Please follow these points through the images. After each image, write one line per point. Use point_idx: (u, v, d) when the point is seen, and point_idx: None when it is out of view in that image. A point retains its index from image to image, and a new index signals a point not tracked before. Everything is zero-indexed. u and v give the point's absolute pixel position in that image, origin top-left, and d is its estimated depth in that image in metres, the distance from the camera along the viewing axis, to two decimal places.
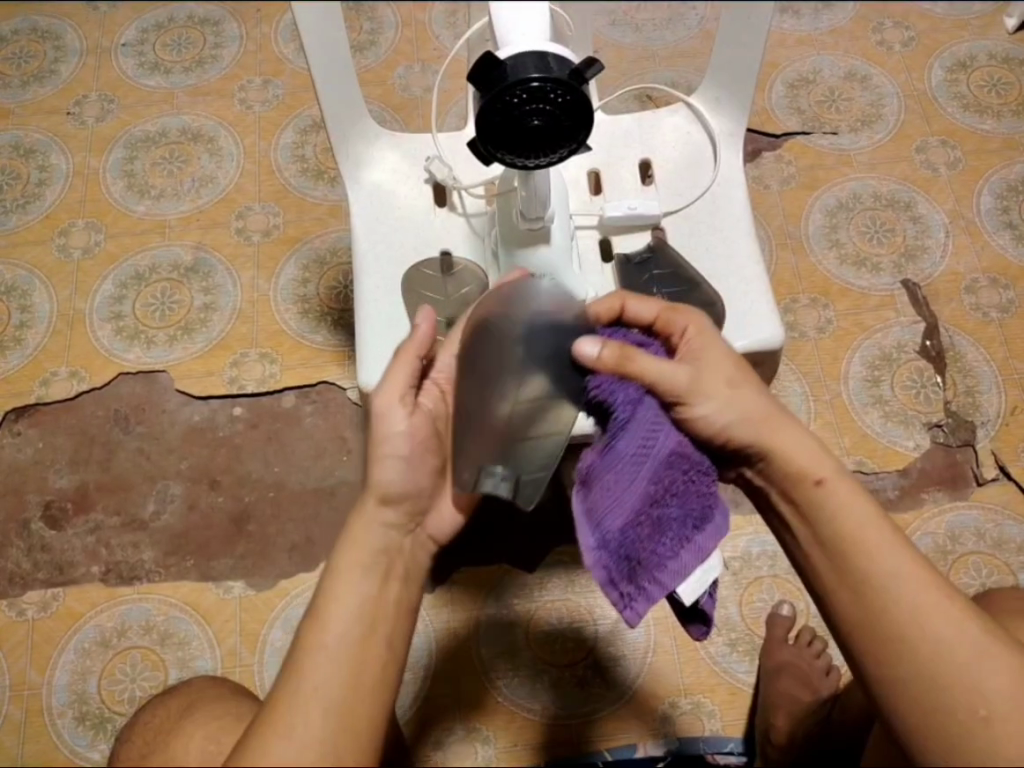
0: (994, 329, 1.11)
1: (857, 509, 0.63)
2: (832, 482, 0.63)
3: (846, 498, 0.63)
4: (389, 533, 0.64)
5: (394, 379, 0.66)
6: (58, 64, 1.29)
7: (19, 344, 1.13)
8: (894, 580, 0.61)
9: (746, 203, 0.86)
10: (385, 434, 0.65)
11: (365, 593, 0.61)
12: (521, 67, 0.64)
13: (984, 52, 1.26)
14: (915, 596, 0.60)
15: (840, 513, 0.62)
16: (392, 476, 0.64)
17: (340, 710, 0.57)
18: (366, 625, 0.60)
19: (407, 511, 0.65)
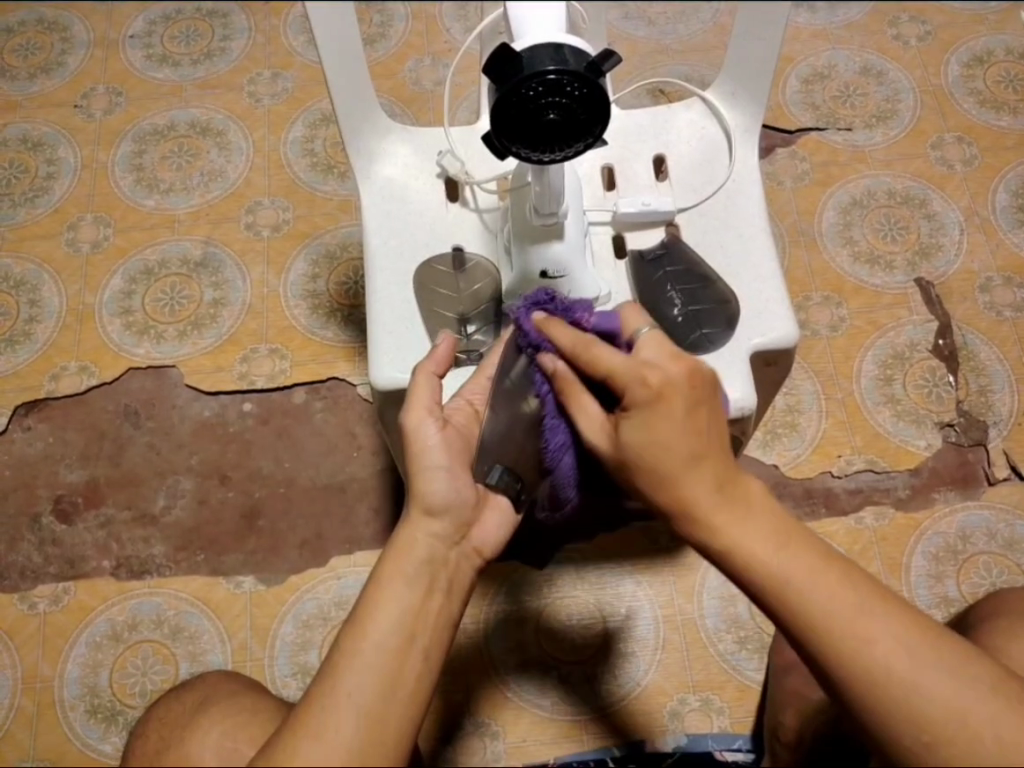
0: (1007, 328, 1.10)
1: (757, 538, 0.57)
2: (715, 512, 0.57)
3: (742, 524, 0.57)
4: (434, 544, 0.67)
5: (419, 393, 0.70)
6: (65, 57, 1.28)
7: (29, 338, 1.13)
8: (811, 604, 0.55)
9: (762, 199, 0.85)
10: (422, 446, 0.69)
11: (408, 600, 0.62)
12: (537, 59, 0.63)
13: (1001, 47, 1.25)
14: (831, 625, 0.55)
15: (741, 548, 0.57)
16: (437, 484, 0.68)
17: (363, 718, 0.57)
18: (405, 633, 0.61)
19: (453, 522, 0.68)
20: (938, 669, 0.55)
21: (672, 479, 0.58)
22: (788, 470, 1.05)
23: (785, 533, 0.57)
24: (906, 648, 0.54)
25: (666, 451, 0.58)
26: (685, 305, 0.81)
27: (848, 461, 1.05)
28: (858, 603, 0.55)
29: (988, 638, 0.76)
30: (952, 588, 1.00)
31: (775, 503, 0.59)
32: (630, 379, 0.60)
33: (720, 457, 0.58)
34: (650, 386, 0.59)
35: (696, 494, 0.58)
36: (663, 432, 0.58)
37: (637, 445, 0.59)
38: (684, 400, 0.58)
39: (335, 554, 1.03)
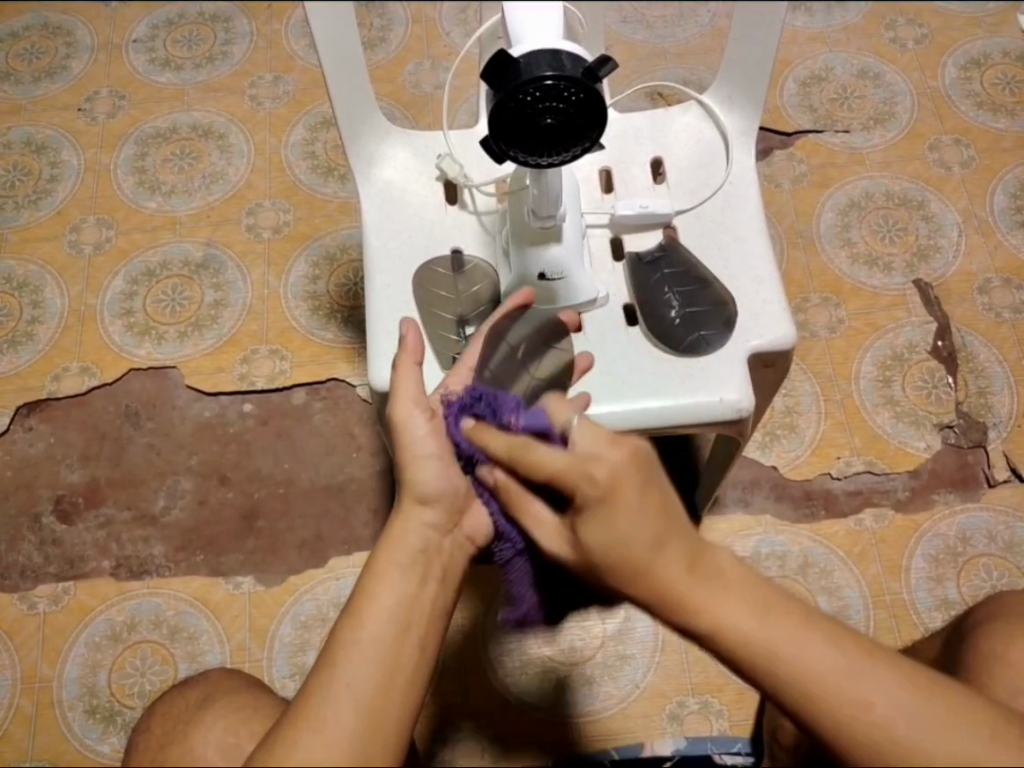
0: (1006, 329, 1.10)
1: (738, 617, 0.55)
2: (692, 595, 0.56)
3: (720, 596, 0.56)
4: (428, 532, 0.67)
5: (405, 387, 0.70)
6: (69, 61, 1.30)
7: (31, 339, 1.14)
8: (792, 676, 0.54)
9: (759, 202, 0.85)
10: (414, 439, 0.69)
11: (404, 590, 0.63)
12: (535, 65, 0.64)
13: (998, 50, 1.26)
14: (820, 693, 0.54)
15: (719, 623, 0.55)
16: (435, 481, 0.69)
17: (360, 713, 0.57)
18: (400, 622, 0.61)
19: (445, 510, 0.69)
20: (933, 732, 0.54)
21: (648, 569, 0.57)
22: (787, 471, 1.05)
23: (769, 613, 0.56)
24: (901, 713, 0.54)
25: (625, 543, 0.57)
26: (682, 307, 0.81)
27: (847, 462, 1.05)
28: (842, 666, 0.54)
29: (986, 638, 0.76)
30: (952, 590, 1.00)
31: (749, 566, 0.58)
32: (578, 477, 0.58)
33: (682, 532, 0.57)
34: (598, 482, 0.57)
35: (667, 577, 0.56)
36: (623, 529, 0.57)
37: (602, 546, 0.58)
38: (636, 488, 0.57)
39: (334, 555, 1.03)
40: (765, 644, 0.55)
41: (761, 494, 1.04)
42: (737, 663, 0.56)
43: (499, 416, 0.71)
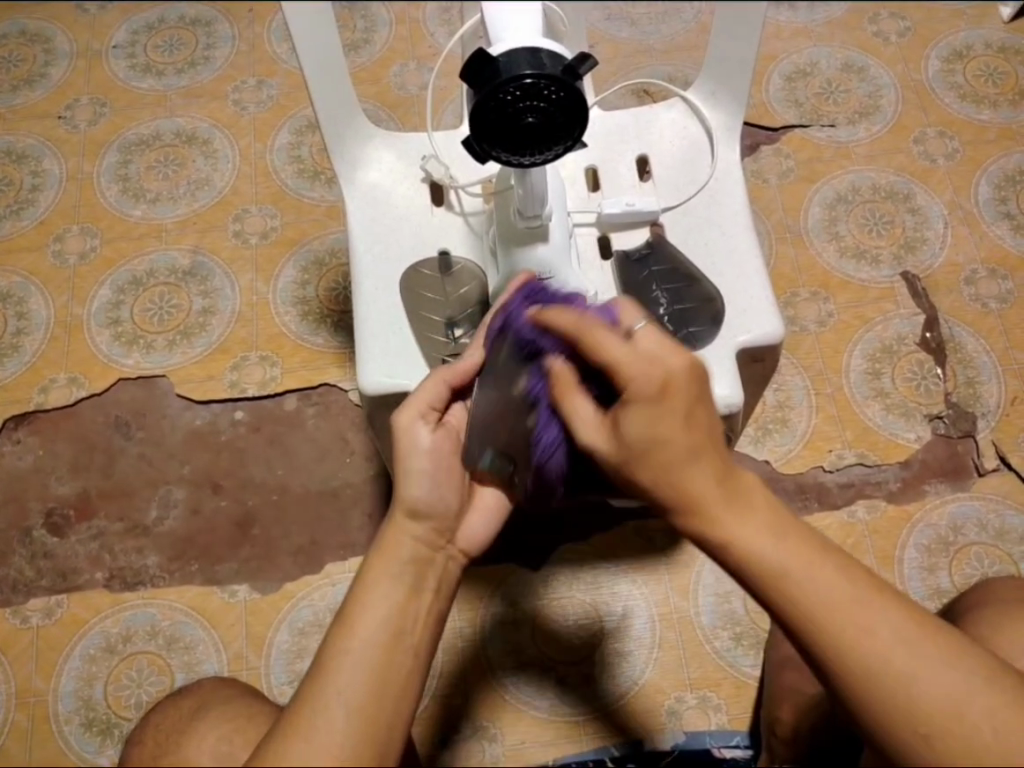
0: (993, 319, 1.11)
1: (757, 537, 0.56)
2: (719, 511, 0.56)
3: (743, 518, 0.56)
4: (418, 546, 0.66)
5: (419, 395, 0.71)
6: (49, 68, 1.28)
7: (17, 351, 1.13)
8: (811, 600, 0.55)
9: (745, 197, 0.85)
10: (409, 445, 0.69)
11: (394, 599, 0.62)
12: (514, 63, 0.64)
13: (981, 41, 1.26)
14: (839, 621, 0.54)
15: (742, 546, 0.56)
16: (422, 491, 0.68)
17: (355, 719, 0.57)
18: (393, 631, 0.61)
19: (436, 526, 0.67)
20: (934, 661, 0.54)
21: (675, 478, 0.57)
22: (780, 465, 1.06)
23: (785, 534, 0.56)
24: (905, 646, 0.54)
25: (665, 447, 0.57)
26: (670, 305, 0.81)
27: (839, 455, 1.06)
28: (848, 588, 0.55)
29: (972, 628, 0.76)
30: (945, 580, 1.00)
31: (764, 489, 0.58)
32: (636, 372, 0.58)
33: (718, 451, 0.58)
34: (654, 379, 0.58)
35: (698, 487, 0.57)
36: (664, 430, 0.57)
37: (639, 434, 0.58)
38: (683, 401, 0.57)
39: (330, 560, 1.03)
40: (781, 565, 0.55)
41: None
42: (756, 587, 0.57)
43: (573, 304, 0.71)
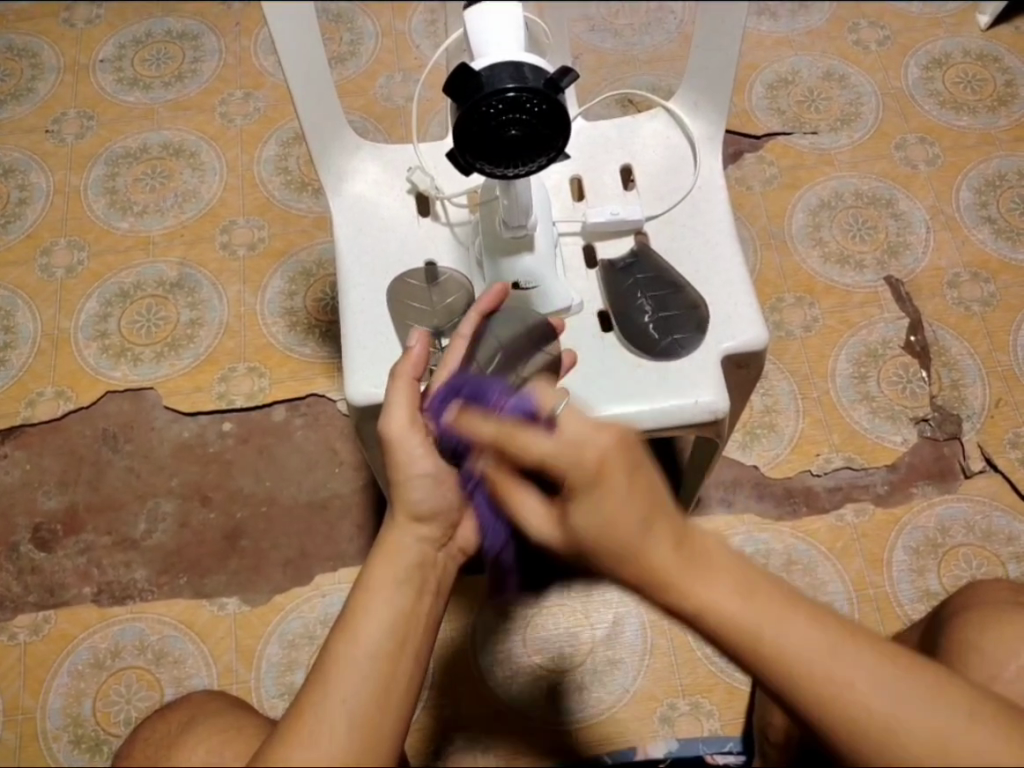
0: (977, 322, 1.12)
1: (721, 599, 0.55)
2: (680, 578, 0.56)
3: (704, 581, 0.56)
4: (424, 548, 0.67)
5: (400, 400, 0.69)
6: (35, 82, 1.28)
7: (4, 364, 1.12)
8: (781, 655, 0.54)
9: (728, 204, 0.86)
10: (409, 455, 0.67)
11: (399, 605, 0.62)
12: (497, 78, 0.64)
13: (959, 49, 1.28)
14: (806, 674, 0.53)
15: (706, 609, 0.55)
16: (421, 495, 0.67)
17: (356, 726, 0.57)
18: (397, 638, 0.61)
19: (441, 528, 0.68)
20: (910, 699, 0.53)
21: (634, 552, 0.57)
22: (768, 470, 1.06)
23: (748, 592, 0.56)
24: (881, 688, 0.53)
25: (615, 530, 0.57)
26: (656, 312, 0.81)
27: (827, 459, 1.06)
28: (816, 631, 0.54)
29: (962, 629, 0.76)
30: (934, 581, 1.01)
31: (727, 545, 0.58)
32: (567, 460, 0.59)
33: (668, 514, 0.57)
34: (589, 463, 0.58)
35: (658, 558, 0.56)
36: (613, 510, 0.57)
37: (589, 529, 0.58)
38: (622, 471, 0.58)
39: (320, 571, 1.03)
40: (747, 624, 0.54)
41: (744, 493, 1.05)
42: (727, 648, 0.56)
43: (487, 402, 0.70)
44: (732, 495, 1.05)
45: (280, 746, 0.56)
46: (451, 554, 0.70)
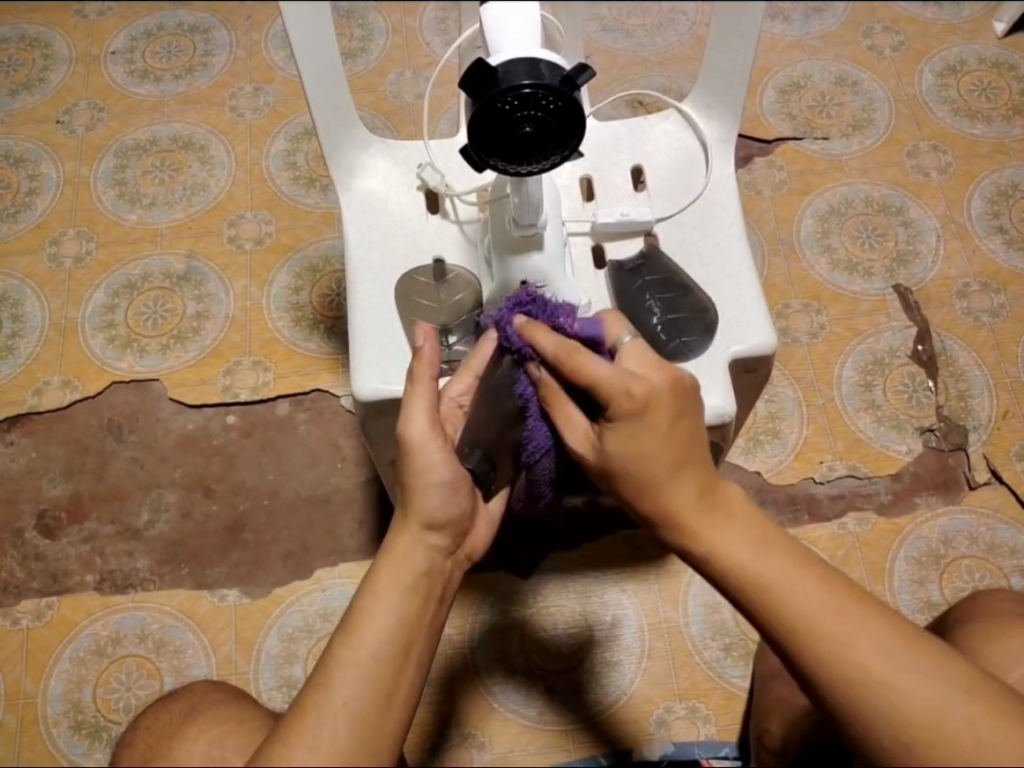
0: (985, 333, 1.11)
1: (736, 548, 0.58)
2: (697, 521, 0.59)
3: (721, 524, 0.59)
4: (432, 556, 0.64)
5: (421, 407, 0.65)
6: (48, 73, 1.29)
7: (11, 352, 1.13)
8: (791, 609, 0.55)
9: (739, 208, 0.86)
10: (425, 467, 0.64)
11: (404, 613, 0.61)
12: (513, 74, 0.64)
13: (974, 56, 1.27)
14: (809, 623, 0.55)
15: (721, 554, 0.58)
16: (436, 502, 0.65)
17: (356, 729, 0.57)
18: (400, 643, 0.60)
19: (450, 535, 0.66)
20: (912, 666, 0.53)
21: (653, 488, 0.59)
22: (770, 477, 1.06)
23: (765, 542, 0.58)
24: (883, 648, 0.54)
25: (647, 460, 0.59)
26: (663, 314, 0.82)
27: (830, 467, 1.06)
28: (828, 590, 0.56)
29: (964, 640, 0.76)
30: (935, 593, 1.00)
31: (755, 506, 0.60)
32: (615, 392, 0.59)
33: (699, 463, 0.60)
34: (634, 396, 0.59)
35: (676, 496, 0.59)
36: (646, 443, 0.59)
37: (621, 454, 0.60)
38: (668, 410, 0.59)
39: (320, 566, 1.03)
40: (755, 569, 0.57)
41: (745, 500, 1.05)
42: (739, 598, 0.58)
43: (556, 318, 0.66)
44: None
45: (281, 744, 0.56)
46: (457, 559, 0.68)
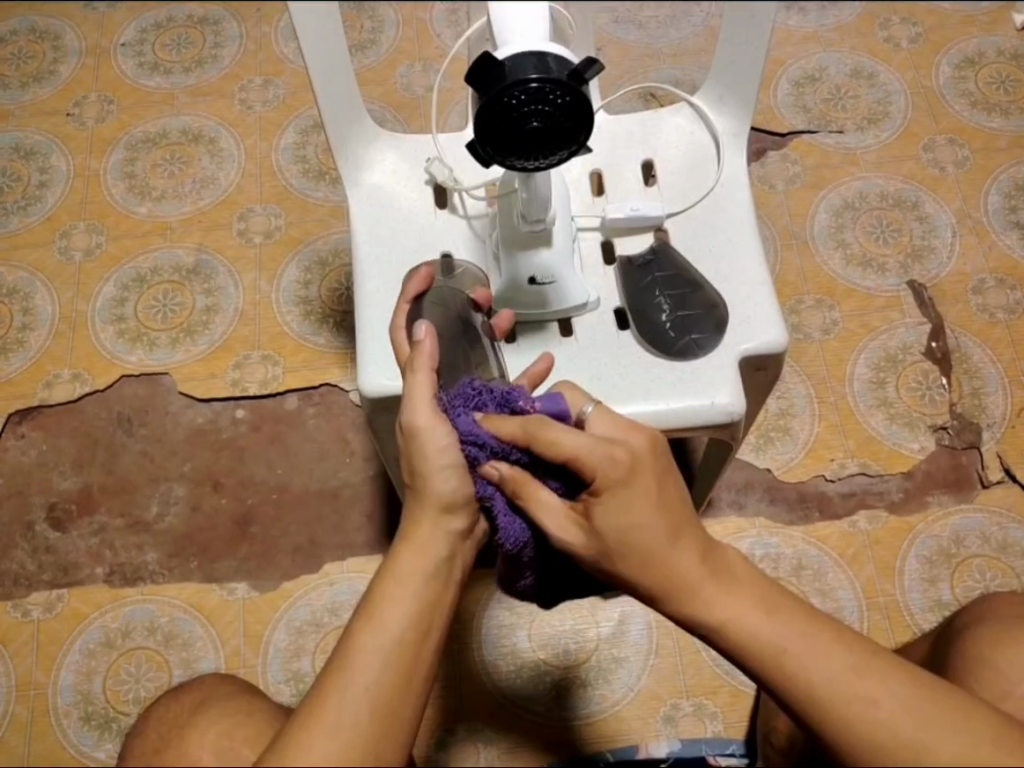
0: (1000, 330, 1.10)
1: (831, 668, 0.55)
2: (707, 593, 0.57)
3: (729, 594, 0.57)
4: (452, 539, 0.62)
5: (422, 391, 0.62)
6: (58, 65, 1.29)
7: (22, 345, 1.14)
8: (805, 679, 0.55)
9: (751, 203, 0.84)
10: (439, 451, 0.61)
11: (424, 599, 0.60)
12: (521, 67, 0.63)
13: (992, 49, 1.25)
14: (834, 696, 0.54)
15: (731, 626, 0.57)
16: (452, 485, 0.62)
17: (376, 714, 0.55)
18: (421, 629, 0.59)
19: (470, 516, 0.63)
20: (941, 732, 0.53)
21: (704, 603, 0.57)
22: (781, 474, 1.05)
23: (842, 649, 0.55)
24: (905, 710, 0.53)
25: (637, 529, 0.57)
26: (673, 311, 0.80)
27: (841, 465, 1.05)
28: (907, 702, 0.54)
29: (974, 643, 0.75)
30: (946, 592, 1.00)
31: (759, 574, 0.59)
32: (600, 459, 0.57)
33: (694, 529, 0.59)
34: (619, 461, 0.57)
35: (679, 568, 0.58)
36: (640, 514, 0.57)
37: (614, 524, 0.58)
38: (653, 475, 0.58)
39: (329, 560, 1.03)
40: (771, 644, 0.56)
41: (755, 498, 1.04)
42: (749, 665, 0.57)
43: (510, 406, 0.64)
44: (744, 498, 1.04)
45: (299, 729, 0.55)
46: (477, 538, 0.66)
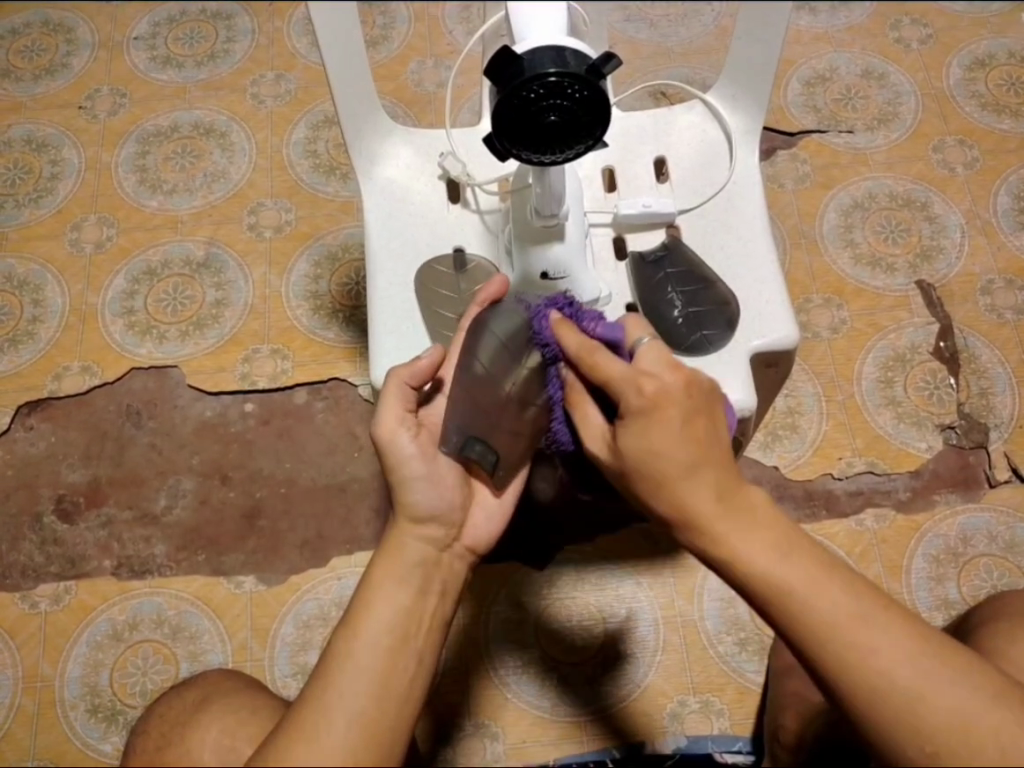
0: (1009, 330, 1.10)
1: (837, 608, 0.57)
2: (722, 526, 0.60)
3: (746, 532, 0.60)
4: (427, 548, 0.66)
5: (391, 406, 0.69)
6: (70, 58, 1.29)
7: (32, 337, 1.14)
8: (811, 614, 0.57)
9: (763, 203, 0.84)
10: (401, 458, 0.67)
11: (398, 606, 0.62)
12: (539, 61, 0.63)
13: (1002, 50, 1.25)
14: (841, 635, 0.57)
15: (745, 556, 0.59)
16: (422, 496, 0.67)
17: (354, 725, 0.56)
18: (398, 633, 0.60)
19: (444, 526, 0.67)
20: (944, 681, 0.56)
21: (720, 535, 0.60)
22: (790, 472, 1.05)
23: (852, 595, 0.58)
24: (908, 661, 0.56)
25: (661, 460, 0.61)
26: (685, 307, 0.81)
27: (849, 463, 1.05)
28: (911, 654, 0.56)
29: (988, 640, 0.75)
30: (953, 591, 1.00)
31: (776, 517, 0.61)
32: (627, 388, 0.62)
33: (716, 469, 0.61)
34: (643, 394, 0.62)
35: (697, 504, 0.60)
36: (658, 442, 0.61)
37: (633, 451, 0.62)
38: (680, 409, 0.61)
39: (336, 554, 1.03)
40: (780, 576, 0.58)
41: (763, 495, 1.04)
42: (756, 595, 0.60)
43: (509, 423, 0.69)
44: None
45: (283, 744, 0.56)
46: (458, 553, 0.69)
